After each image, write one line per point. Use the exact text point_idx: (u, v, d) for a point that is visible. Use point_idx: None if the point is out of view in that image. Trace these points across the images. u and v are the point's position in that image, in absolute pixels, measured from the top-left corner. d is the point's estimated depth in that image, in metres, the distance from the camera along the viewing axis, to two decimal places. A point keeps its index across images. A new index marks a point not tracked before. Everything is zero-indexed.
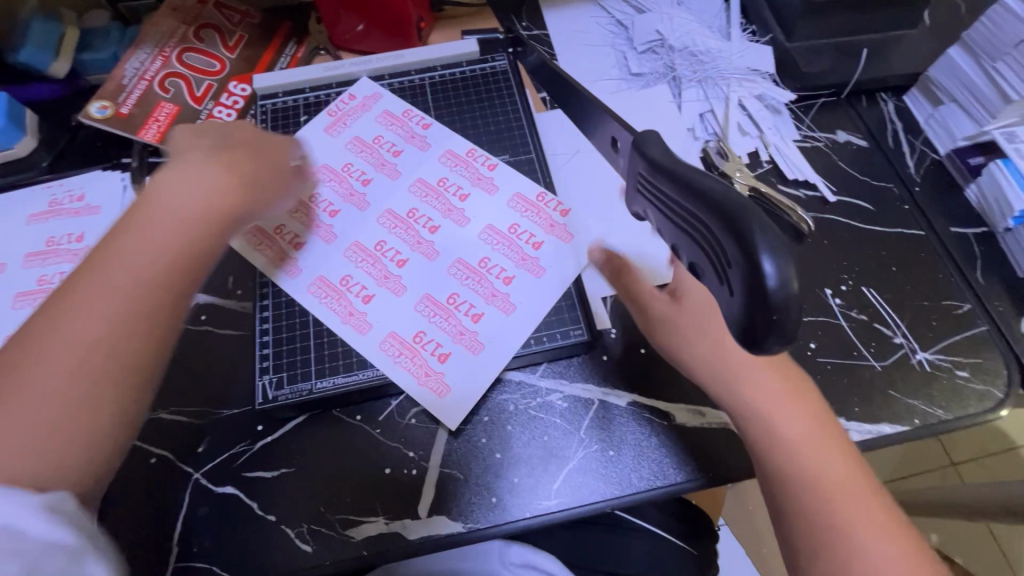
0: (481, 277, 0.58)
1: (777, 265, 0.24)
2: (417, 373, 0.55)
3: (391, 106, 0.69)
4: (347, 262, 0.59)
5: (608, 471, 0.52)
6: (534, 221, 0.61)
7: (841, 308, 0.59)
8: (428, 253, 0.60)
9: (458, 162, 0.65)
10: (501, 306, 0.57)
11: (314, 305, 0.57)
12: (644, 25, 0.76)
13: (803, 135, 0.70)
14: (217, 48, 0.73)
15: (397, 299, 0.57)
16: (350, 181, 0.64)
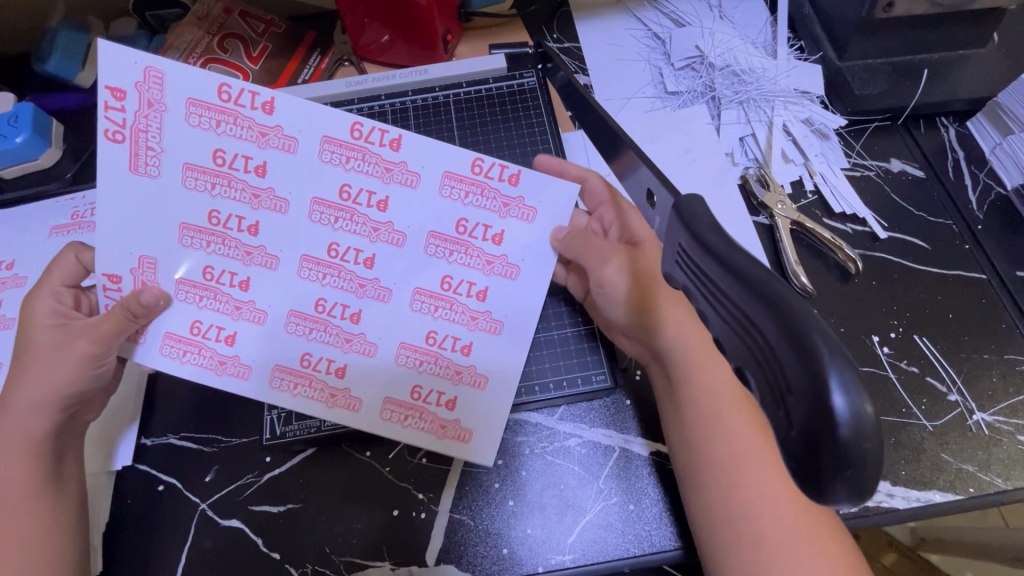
0: (450, 303, 0.50)
1: (848, 386, 0.17)
2: (429, 429, 0.49)
3: (191, 90, 0.44)
4: (295, 336, 0.49)
5: (627, 528, 0.49)
6: (482, 208, 0.49)
7: (889, 358, 0.55)
8: (381, 294, 0.49)
9: (343, 146, 0.46)
10: (488, 327, 0.50)
11: (286, 399, 0.49)
12: (683, 39, 0.72)
13: (852, 163, 0.65)
14: (241, 59, 0.71)
15: (373, 359, 0.50)
16: (234, 236, 0.47)
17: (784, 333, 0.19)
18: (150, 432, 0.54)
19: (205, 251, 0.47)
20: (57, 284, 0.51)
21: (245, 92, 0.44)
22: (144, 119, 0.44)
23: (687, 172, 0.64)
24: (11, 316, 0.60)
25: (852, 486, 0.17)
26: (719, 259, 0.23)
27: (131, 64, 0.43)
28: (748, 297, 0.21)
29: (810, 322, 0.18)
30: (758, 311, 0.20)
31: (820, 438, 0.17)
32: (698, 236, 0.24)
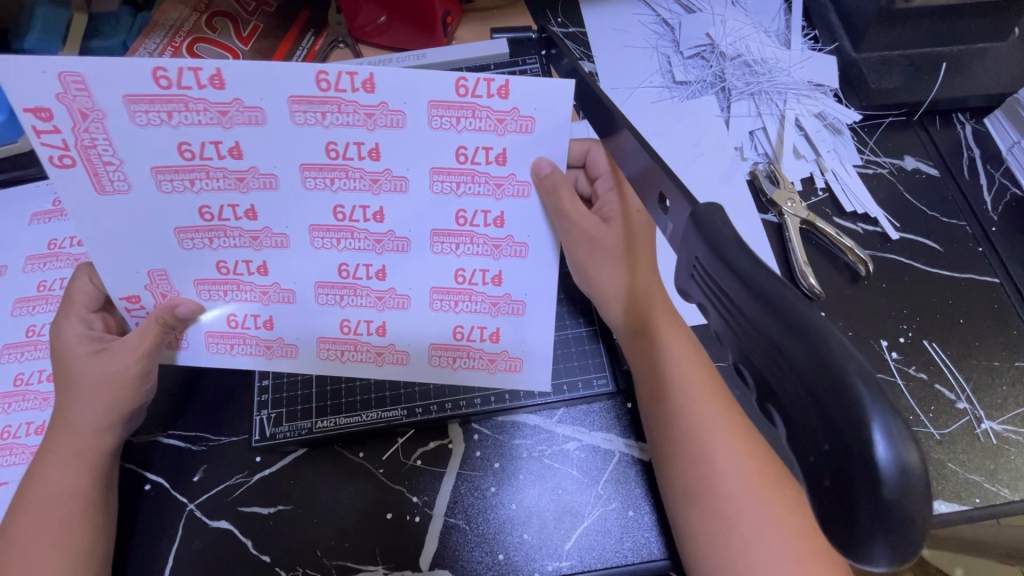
0: (470, 239, 0.44)
1: (890, 430, 0.16)
2: (479, 363, 0.48)
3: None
4: (328, 305, 0.47)
5: (626, 534, 0.48)
6: (478, 131, 0.40)
7: (898, 363, 0.53)
8: (399, 246, 0.45)
9: (313, 101, 0.39)
10: (513, 253, 0.45)
11: (339, 368, 0.49)
12: (693, 26, 0.69)
13: (865, 160, 0.63)
14: (231, 39, 0.68)
15: (409, 312, 0.47)
16: (235, 225, 0.43)
17: (814, 364, 0.17)
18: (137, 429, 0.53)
19: (212, 249, 0.44)
20: (83, 310, 0.49)
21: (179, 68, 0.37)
22: (87, 133, 0.39)
23: (695, 167, 0.62)
24: None
25: (889, 533, 0.16)
26: (742, 279, 0.21)
27: (42, 74, 0.37)
28: (775, 325, 0.19)
29: (846, 356, 0.17)
30: (785, 340, 0.18)
31: (857, 482, 0.16)
32: (717, 249, 0.23)
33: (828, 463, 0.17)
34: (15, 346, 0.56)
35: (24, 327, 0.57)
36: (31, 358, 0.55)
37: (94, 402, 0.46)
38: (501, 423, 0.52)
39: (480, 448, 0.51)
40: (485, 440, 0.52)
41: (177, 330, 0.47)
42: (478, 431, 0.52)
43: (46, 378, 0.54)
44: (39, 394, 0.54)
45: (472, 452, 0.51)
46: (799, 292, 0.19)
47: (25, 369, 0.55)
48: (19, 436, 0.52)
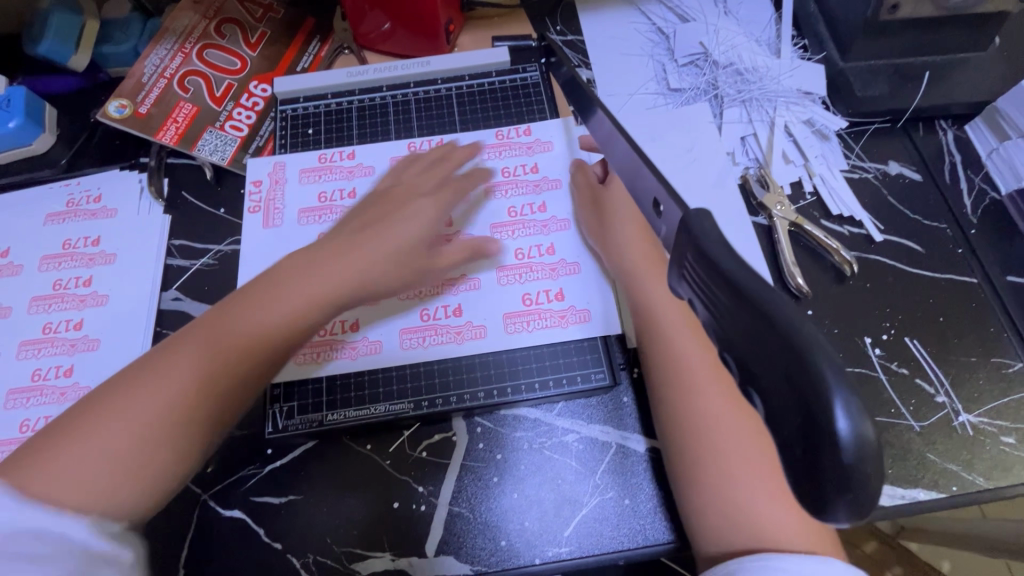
0: (522, 224, 0.60)
1: (851, 409, 0.19)
2: (555, 322, 0.57)
3: (302, 164, 0.65)
4: (415, 349, 0.56)
5: (622, 521, 0.50)
6: (516, 156, 0.64)
7: (881, 359, 0.56)
8: (472, 285, 0.58)
9: (406, 156, 0.64)
10: (559, 228, 0.60)
11: (421, 354, 0.56)
12: (687, 35, 0.71)
13: (851, 165, 0.65)
14: (239, 45, 0.71)
15: (482, 290, 0.58)
16: (338, 205, 0.63)
17: (786, 352, 0.20)
18: None
19: (318, 222, 0.62)
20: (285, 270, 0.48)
21: None
22: None
23: (689, 171, 0.65)
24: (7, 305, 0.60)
25: (853, 499, 0.19)
26: (725, 276, 0.23)
27: None
28: (753, 319, 0.21)
29: (814, 345, 0.20)
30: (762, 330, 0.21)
31: (822, 457, 0.19)
32: (703, 246, 0.25)
33: (796, 437, 0.20)
34: (32, 343, 0.58)
35: (41, 324, 0.58)
36: (47, 354, 0.57)
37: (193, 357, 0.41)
38: (503, 416, 0.54)
39: (483, 440, 0.54)
40: (488, 432, 0.54)
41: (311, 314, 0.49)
42: (480, 423, 0.54)
43: (63, 374, 0.56)
44: (56, 388, 0.56)
45: (475, 444, 0.53)
46: (774, 286, 0.22)
47: (42, 365, 0.57)
48: (37, 430, 0.54)
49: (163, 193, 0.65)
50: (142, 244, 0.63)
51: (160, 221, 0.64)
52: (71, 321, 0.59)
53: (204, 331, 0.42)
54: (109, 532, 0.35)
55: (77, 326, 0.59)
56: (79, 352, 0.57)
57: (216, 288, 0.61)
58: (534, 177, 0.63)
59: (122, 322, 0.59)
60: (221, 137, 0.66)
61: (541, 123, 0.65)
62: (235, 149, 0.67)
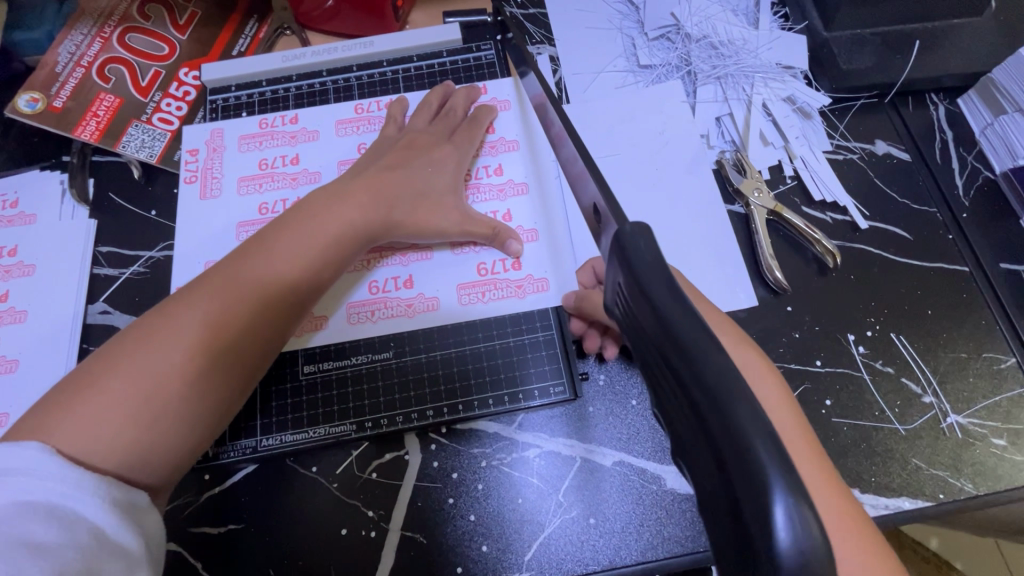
0: (479, 187, 0.57)
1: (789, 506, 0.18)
2: (511, 292, 0.53)
3: (240, 130, 0.60)
4: (362, 324, 0.53)
5: (588, 542, 0.47)
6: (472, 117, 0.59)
7: (865, 358, 0.52)
8: (423, 255, 0.54)
9: (352, 121, 0.59)
10: (516, 192, 0.56)
11: (370, 328, 0.52)
12: (659, 5, 0.66)
13: (834, 146, 0.60)
14: (166, 27, 0.64)
15: (434, 261, 0.54)
16: (281, 170, 0.58)
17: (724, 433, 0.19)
18: None
19: (260, 192, 0.57)
20: (266, 243, 0.47)
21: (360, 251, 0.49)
22: None
23: (659, 156, 0.60)
24: None
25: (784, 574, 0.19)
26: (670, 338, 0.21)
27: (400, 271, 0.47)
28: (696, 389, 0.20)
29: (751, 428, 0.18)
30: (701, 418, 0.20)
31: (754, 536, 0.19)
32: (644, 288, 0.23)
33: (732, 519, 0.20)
34: None
35: None
36: None
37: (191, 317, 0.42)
38: (459, 432, 0.50)
39: (438, 458, 0.49)
40: (443, 449, 0.50)
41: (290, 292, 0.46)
42: (434, 440, 0.50)
43: None
44: None
45: (429, 462, 0.49)
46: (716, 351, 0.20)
47: None
48: None
49: (88, 196, 0.60)
50: (65, 252, 0.58)
51: (84, 227, 0.59)
52: None
53: (203, 292, 0.43)
54: (121, 507, 0.35)
55: None
56: None
57: (146, 299, 0.56)
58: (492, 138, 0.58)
59: (42, 340, 0.54)
60: (149, 132, 0.60)
61: (494, 80, 0.61)
62: (165, 144, 0.61)
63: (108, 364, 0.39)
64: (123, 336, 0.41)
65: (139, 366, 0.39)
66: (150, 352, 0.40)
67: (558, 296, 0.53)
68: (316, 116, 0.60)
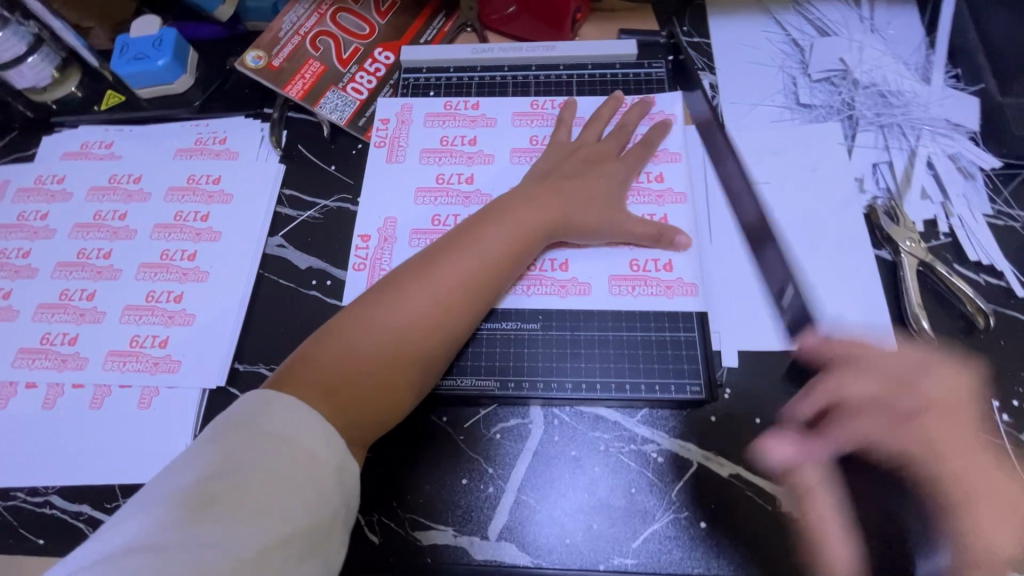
0: (639, 190, 0.60)
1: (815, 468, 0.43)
2: (660, 292, 0.56)
3: (427, 109, 0.66)
4: (517, 294, 0.57)
5: (697, 546, 0.48)
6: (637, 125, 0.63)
7: (1009, 427, 0.50)
8: (580, 243, 0.58)
9: (527, 115, 0.65)
10: (674, 201, 0.60)
11: (524, 300, 0.56)
12: (825, 50, 0.67)
13: (996, 210, 0.59)
14: (370, 11, 0.72)
15: (589, 250, 0.58)
16: (459, 149, 0.64)
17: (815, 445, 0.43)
18: (244, 357, 0.58)
19: (439, 164, 0.64)
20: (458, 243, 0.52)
21: (552, 260, 0.58)
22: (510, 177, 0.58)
23: (810, 191, 0.61)
24: (132, 228, 0.64)
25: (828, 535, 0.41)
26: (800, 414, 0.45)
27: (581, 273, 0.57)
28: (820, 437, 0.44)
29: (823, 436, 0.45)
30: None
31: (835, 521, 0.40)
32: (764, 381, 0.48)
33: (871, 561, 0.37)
34: (150, 266, 0.61)
35: (160, 250, 0.62)
36: (162, 279, 0.61)
37: (395, 309, 0.48)
38: (584, 413, 0.53)
39: (559, 434, 0.52)
40: (564, 426, 0.52)
41: (482, 290, 0.51)
42: (557, 415, 0.53)
43: (174, 299, 0.59)
44: (165, 311, 0.59)
45: (551, 435, 0.52)
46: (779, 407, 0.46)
47: (155, 288, 0.60)
48: (145, 347, 0.57)
49: (281, 144, 0.68)
50: (257, 189, 0.66)
51: (275, 170, 0.67)
52: (186, 252, 0.62)
53: (406, 292, 0.49)
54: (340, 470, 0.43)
55: (191, 257, 0.62)
56: (189, 281, 0.61)
57: (317, 240, 0.63)
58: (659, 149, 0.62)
59: (229, 259, 0.62)
60: (342, 98, 0.68)
61: (663, 95, 0.65)
62: (353, 111, 0.68)
63: (326, 357, 0.46)
64: (329, 334, 0.48)
65: (353, 359, 0.46)
66: (363, 342, 0.47)
67: (703, 301, 0.56)
68: (494, 105, 0.66)
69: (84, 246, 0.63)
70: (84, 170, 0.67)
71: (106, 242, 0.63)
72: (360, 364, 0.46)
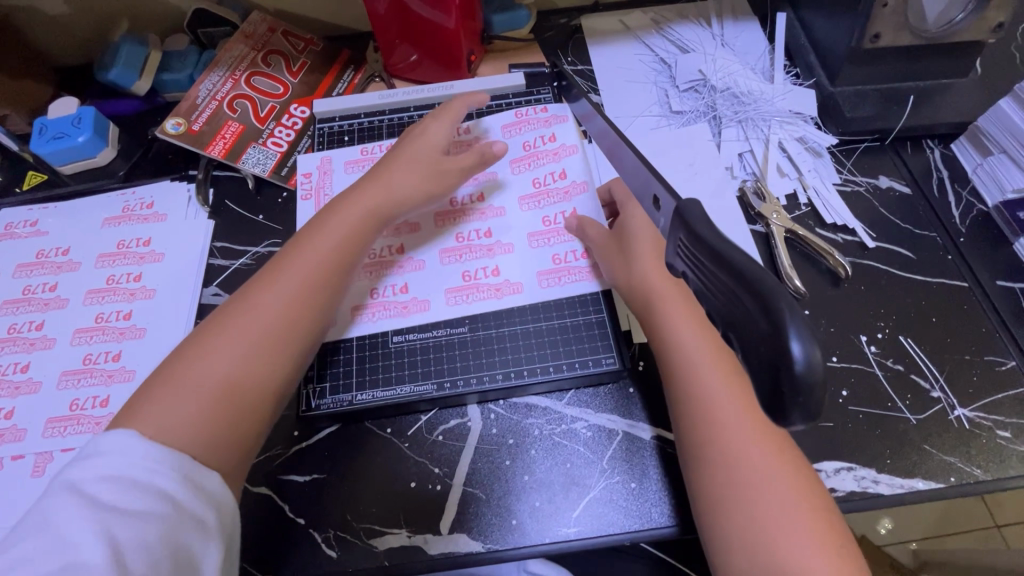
0: (546, 192, 0.67)
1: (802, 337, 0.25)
2: (583, 275, 0.61)
3: (346, 157, 0.72)
4: (459, 304, 0.61)
5: (629, 504, 0.53)
6: (534, 129, 0.71)
7: (877, 356, 0.59)
8: (506, 249, 0.64)
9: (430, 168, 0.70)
10: (580, 191, 0.66)
11: (465, 307, 0.61)
12: (687, 64, 0.78)
13: (843, 179, 0.70)
14: (282, 72, 0.78)
15: (515, 251, 0.64)
16: None
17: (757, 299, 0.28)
18: None
19: None
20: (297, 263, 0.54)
21: (484, 269, 0.62)
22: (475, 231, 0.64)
23: (691, 183, 0.70)
24: (65, 297, 0.65)
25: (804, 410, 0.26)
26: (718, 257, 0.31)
27: (513, 278, 0.62)
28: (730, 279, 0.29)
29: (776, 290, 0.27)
30: (750, 294, 0.28)
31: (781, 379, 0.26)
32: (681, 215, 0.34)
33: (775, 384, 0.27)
34: (85, 331, 0.63)
35: (94, 314, 0.64)
36: (99, 341, 0.62)
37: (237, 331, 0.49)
38: (517, 404, 0.58)
39: (497, 426, 0.57)
40: (500, 418, 0.57)
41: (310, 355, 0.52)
42: (493, 410, 0.57)
43: (112, 358, 0.61)
44: (104, 371, 0.61)
45: (489, 429, 0.56)
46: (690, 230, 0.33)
47: (93, 351, 0.62)
48: (87, 408, 0.59)
49: (208, 201, 0.72)
50: (189, 244, 0.69)
51: (205, 226, 0.70)
52: (122, 312, 0.64)
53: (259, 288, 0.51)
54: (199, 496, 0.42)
55: (126, 317, 0.64)
56: (127, 339, 0.63)
57: None
58: (558, 157, 0.68)
59: (165, 313, 0.64)
60: (263, 152, 0.73)
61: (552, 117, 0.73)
62: (275, 162, 0.73)
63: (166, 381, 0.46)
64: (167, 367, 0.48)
65: (189, 392, 0.46)
66: (217, 335, 0.48)
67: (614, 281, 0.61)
68: None
69: (14, 322, 0.64)
70: (10, 249, 0.68)
71: (37, 314, 0.64)
72: (198, 383, 0.46)
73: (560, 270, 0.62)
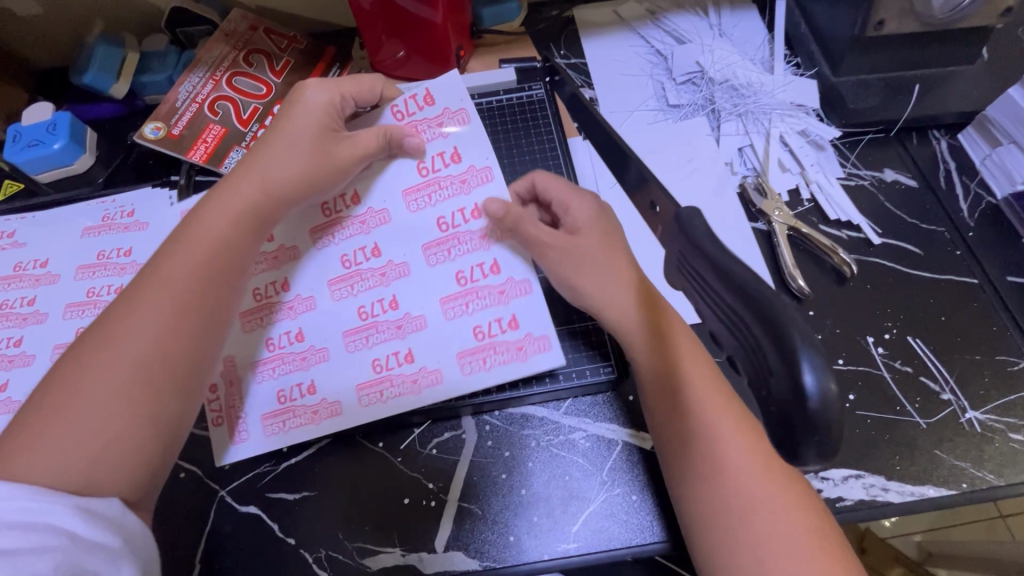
0: (453, 242, 0.57)
1: (815, 366, 0.24)
2: (514, 356, 0.54)
3: None
4: (373, 401, 0.53)
5: (630, 518, 0.51)
6: (432, 142, 0.59)
7: (884, 358, 0.57)
8: (418, 324, 0.55)
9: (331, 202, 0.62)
10: (497, 237, 0.57)
11: (380, 408, 0.53)
12: (684, 55, 0.75)
13: (847, 173, 0.68)
14: (265, 72, 0.75)
15: (428, 328, 0.55)
16: None
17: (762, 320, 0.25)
18: None
19: None
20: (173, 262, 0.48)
21: (394, 357, 0.54)
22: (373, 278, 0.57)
23: (689, 180, 0.67)
24: (43, 311, 0.63)
25: (819, 444, 0.24)
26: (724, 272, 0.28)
27: (433, 362, 0.54)
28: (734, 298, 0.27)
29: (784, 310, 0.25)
30: (757, 319, 0.25)
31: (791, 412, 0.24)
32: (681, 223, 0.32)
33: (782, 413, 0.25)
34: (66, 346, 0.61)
35: (74, 329, 0.62)
36: None
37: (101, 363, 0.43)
38: (513, 415, 0.56)
39: (492, 438, 0.55)
40: (496, 430, 0.55)
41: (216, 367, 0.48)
42: (489, 421, 0.55)
43: None
44: None
45: (484, 442, 0.55)
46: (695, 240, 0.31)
47: None
48: None
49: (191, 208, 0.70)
50: None
51: None
52: None
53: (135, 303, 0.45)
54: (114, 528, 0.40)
55: None
56: None
57: None
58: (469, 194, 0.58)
59: None
60: None
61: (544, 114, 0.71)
62: None
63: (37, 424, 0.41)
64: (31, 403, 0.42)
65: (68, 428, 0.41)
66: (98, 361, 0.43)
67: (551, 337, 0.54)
68: None
69: None
70: None
71: (15, 330, 0.62)
72: (77, 420, 0.41)
73: (485, 359, 0.54)
